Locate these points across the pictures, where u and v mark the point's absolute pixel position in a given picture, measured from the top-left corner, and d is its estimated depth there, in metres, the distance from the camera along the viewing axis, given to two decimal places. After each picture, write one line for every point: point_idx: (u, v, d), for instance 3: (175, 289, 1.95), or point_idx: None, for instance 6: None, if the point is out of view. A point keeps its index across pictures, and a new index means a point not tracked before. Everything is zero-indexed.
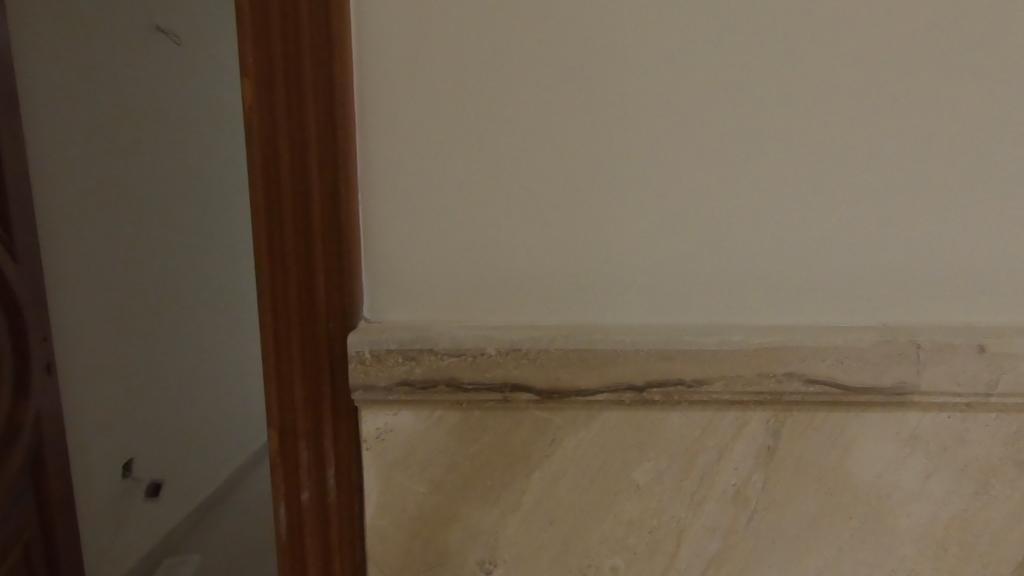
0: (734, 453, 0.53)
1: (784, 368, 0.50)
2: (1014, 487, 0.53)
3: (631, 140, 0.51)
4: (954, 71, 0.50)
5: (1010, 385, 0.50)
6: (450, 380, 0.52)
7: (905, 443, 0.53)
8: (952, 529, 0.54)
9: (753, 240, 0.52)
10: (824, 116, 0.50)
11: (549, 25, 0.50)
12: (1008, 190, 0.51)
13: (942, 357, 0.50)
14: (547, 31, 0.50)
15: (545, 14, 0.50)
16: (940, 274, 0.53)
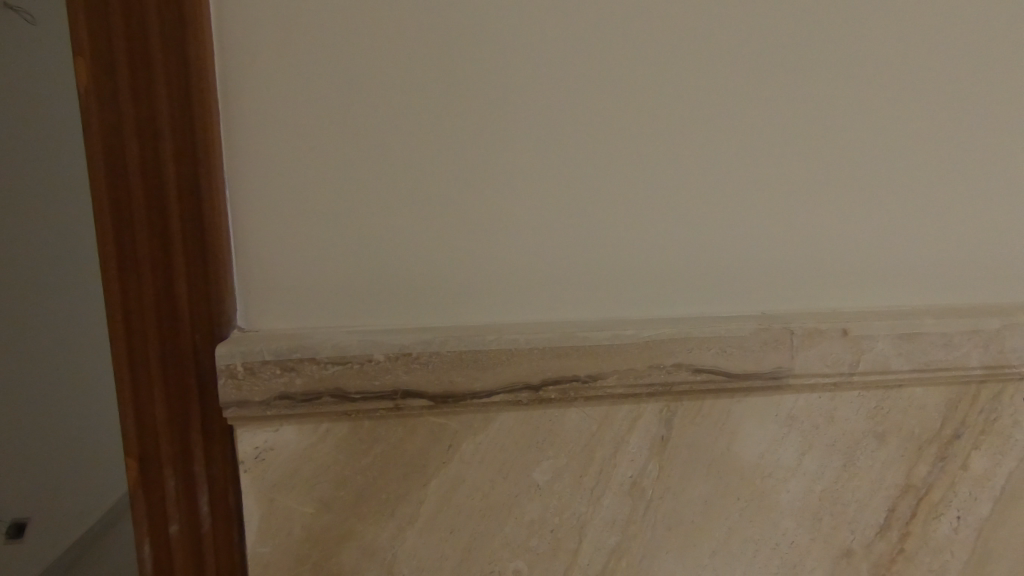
0: (629, 445, 0.54)
1: (672, 359, 0.51)
2: (876, 457, 0.58)
3: (519, 131, 0.50)
4: (822, 69, 0.52)
5: (869, 363, 0.54)
6: (336, 390, 0.49)
7: (783, 424, 0.56)
8: (826, 500, 0.58)
9: (642, 235, 0.53)
10: (704, 111, 0.52)
11: (427, 10, 0.47)
12: (868, 183, 0.55)
13: (812, 341, 0.53)
14: (425, 17, 0.47)
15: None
16: (813, 263, 0.56)
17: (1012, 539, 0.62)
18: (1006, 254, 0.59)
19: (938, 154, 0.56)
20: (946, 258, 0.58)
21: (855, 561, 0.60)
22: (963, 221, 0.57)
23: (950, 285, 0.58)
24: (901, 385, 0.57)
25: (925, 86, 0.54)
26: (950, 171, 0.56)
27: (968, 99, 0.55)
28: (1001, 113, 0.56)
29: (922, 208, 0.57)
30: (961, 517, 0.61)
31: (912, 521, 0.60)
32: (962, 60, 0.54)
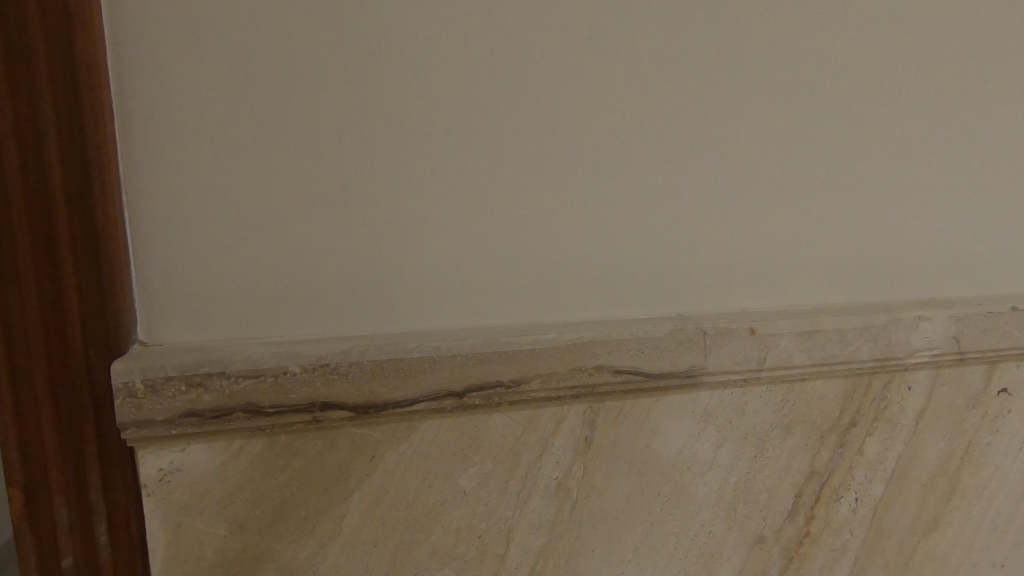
0: (554, 448, 0.55)
1: (593, 361, 0.53)
2: (784, 446, 0.62)
3: (436, 138, 0.50)
4: (729, 81, 0.55)
5: (775, 359, 0.58)
6: (247, 405, 0.47)
7: (700, 420, 0.58)
8: (740, 491, 0.61)
9: (564, 240, 0.54)
10: (619, 118, 0.53)
11: (340, 15, 0.47)
12: (774, 189, 0.59)
13: (724, 340, 0.56)
14: (337, 21, 0.47)
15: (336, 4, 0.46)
16: (725, 267, 0.59)
17: (903, 515, 0.68)
18: (897, 254, 0.64)
19: (835, 162, 0.60)
20: (845, 259, 0.62)
21: (768, 546, 0.64)
22: (859, 225, 0.62)
23: (849, 285, 0.63)
24: (804, 378, 0.61)
25: (823, 98, 0.58)
26: (847, 178, 0.61)
27: (862, 110, 0.60)
28: (891, 124, 0.61)
29: (823, 212, 0.61)
30: (859, 499, 0.66)
31: (817, 504, 0.65)
32: (856, 75, 0.59)
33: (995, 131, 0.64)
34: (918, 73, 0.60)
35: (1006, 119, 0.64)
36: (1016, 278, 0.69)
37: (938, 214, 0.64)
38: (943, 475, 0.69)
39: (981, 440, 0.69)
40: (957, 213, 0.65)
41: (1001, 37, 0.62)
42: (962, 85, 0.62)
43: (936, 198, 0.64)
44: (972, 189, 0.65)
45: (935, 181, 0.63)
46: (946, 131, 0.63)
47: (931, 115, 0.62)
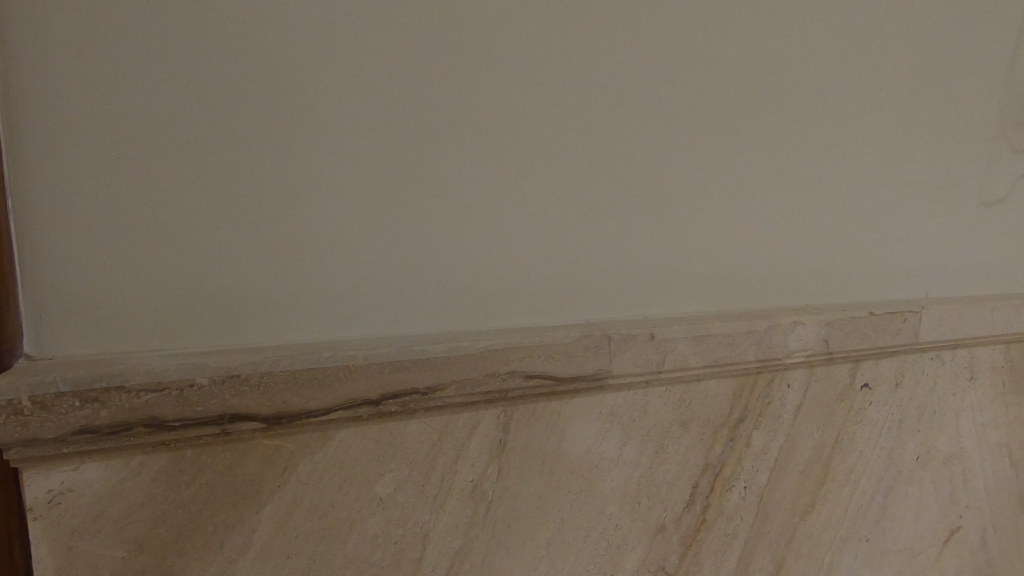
0: (470, 451, 0.57)
1: (507, 367, 0.55)
2: (682, 442, 0.68)
3: (353, 151, 0.52)
4: (630, 107, 0.61)
5: (672, 362, 0.63)
6: (150, 419, 0.45)
7: (606, 420, 0.62)
8: (643, 484, 0.66)
9: (479, 251, 0.57)
10: (530, 138, 0.57)
11: (255, 29, 0.48)
12: (672, 207, 0.64)
13: (627, 345, 0.61)
14: (252, 35, 0.48)
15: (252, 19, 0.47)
16: (629, 278, 0.64)
17: (784, 500, 0.76)
18: (779, 267, 0.72)
19: (726, 183, 0.66)
20: (735, 270, 0.69)
21: (668, 535, 0.69)
22: (746, 239, 0.69)
23: (738, 294, 0.70)
24: (699, 379, 0.67)
25: (715, 125, 0.65)
26: (736, 197, 0.67)
27: (748, 137, 0.67)
28: (772, 151, 0.68)
29: (715, 227, 0.67)
30: (747, 487, 0.73)
31: (711, 494, 0.71)
32: (742, 105, 0.66)
33: (856, 159, 0.74)
34: (794, 106, 0.68)
35: (864, 149, 0.74)
36: (874, 288, 0.79)
37: (812, 232, 0.73)
38: (817, 462, 0.78)
39: (847, 430, 0.79)
40: (827, 230, 0.74)
41: (858, 79, 0.72)
42: (830, 118, 0.71)
43: (810, 216, 0.72)
44: (838, 210, 0.74)
45: (810, 202, 0.72)
46: (818, 157, 0.71)
47: (807, 143, 0.70)
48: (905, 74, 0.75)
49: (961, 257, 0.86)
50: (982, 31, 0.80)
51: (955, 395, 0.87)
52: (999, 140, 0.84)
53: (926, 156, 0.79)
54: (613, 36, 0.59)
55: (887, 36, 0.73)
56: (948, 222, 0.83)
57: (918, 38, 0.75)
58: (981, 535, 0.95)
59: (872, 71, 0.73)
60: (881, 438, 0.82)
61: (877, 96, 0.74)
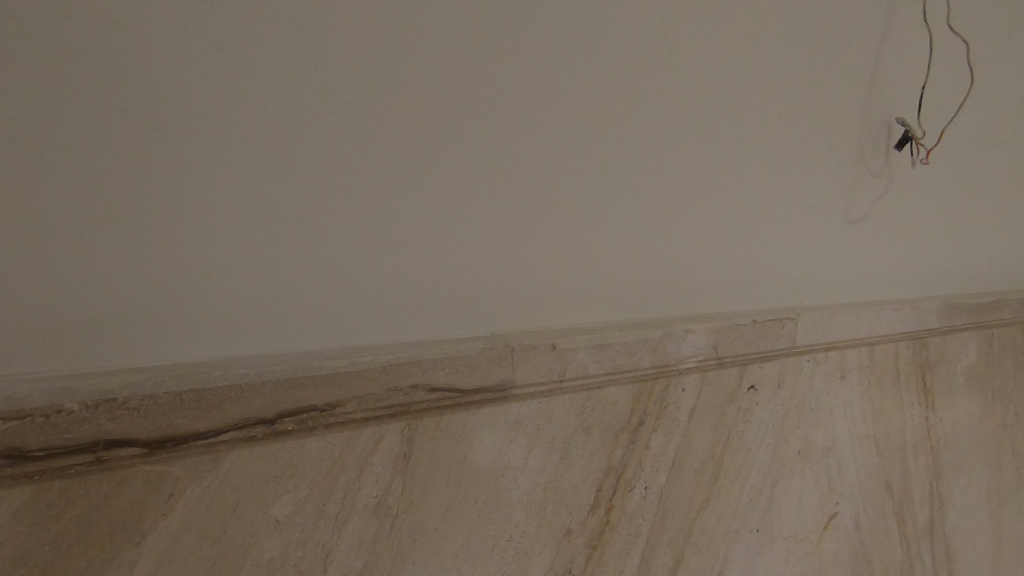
0: (373, 467, 0.56)
1: (408, 381, 0.56)
2: (585, 447, 0.70)
3: (247, 166, 0.51)
4: (530, 126, 0.64)
5: (573, 371, 0.66)
6: (10, 449, 0.42)
7: (511, 429, 0.64)
8: (549, 490, 0.68)
9: (380, 266, 0.58)
10: (432, 154, 0.59)
11: (139, 37, 0.46)
12: (571, 221, 0.68)
13: (529, 356, 0.63)
14: (135, 43, 0.46)
15: (136, 26, 0.46)
16: (532, 291, 0.67)
17: (681, 497, 0.81)
18: (671, 279, 0.77)
19: (621, 200, 0.71)
20: (630, 281, 0.74)
21: (574, 538, 0.71)
22: (641, 252, 0.74)
23: (635, 305, 0.75)
24: (600, 386, 0.70)
25: (610, 147, 0.69)
26: (631, 212, 0.72)
27: (641, 158, 0.72)
28: (663, 172, 0.74)
29: (612, 241, 0.71)
30: (647, 487, 0.77)
31: (614, 495, 0.74)
32: (636, 127, 0.70)
33: (738, 179, 0.81)
34: (682, 131, 0.74)
35: (745, 171, 0.81)
36: (757, 297, 0.87)
37: (701, 247, 0.79)
38: (710, 460, 0.83)
39: (737, 429, 0.85)
40: (714, 244, 0.81)
41: (740, 107, 0.79)
42: (715, 142, 0.77)
43: (698, 231, 0.79)
44: (724, 226, 0.81)
45: (698, 218, 0.78)
46: (704, 177, 0.77)
47: (694, 164, 0.76)
48: (780, 103, 0.83)
49: (830, 268, 0.96)
50: (842, 68, 0.90)
51: (829, 393, 0.96)
52: (858, 165, 0.95)
53: (798, 177, 0.88)
54: (514, 56, 0.61)
55: (765, 68, 0.80)
56: (819, 237, 0.93)
57: (791, 71, 0.83)
58: (855, 519, 1.06)
59: (753, 99, 0.80)
60: (766, 435, 0.89)
61: (757, 123, 0.81)
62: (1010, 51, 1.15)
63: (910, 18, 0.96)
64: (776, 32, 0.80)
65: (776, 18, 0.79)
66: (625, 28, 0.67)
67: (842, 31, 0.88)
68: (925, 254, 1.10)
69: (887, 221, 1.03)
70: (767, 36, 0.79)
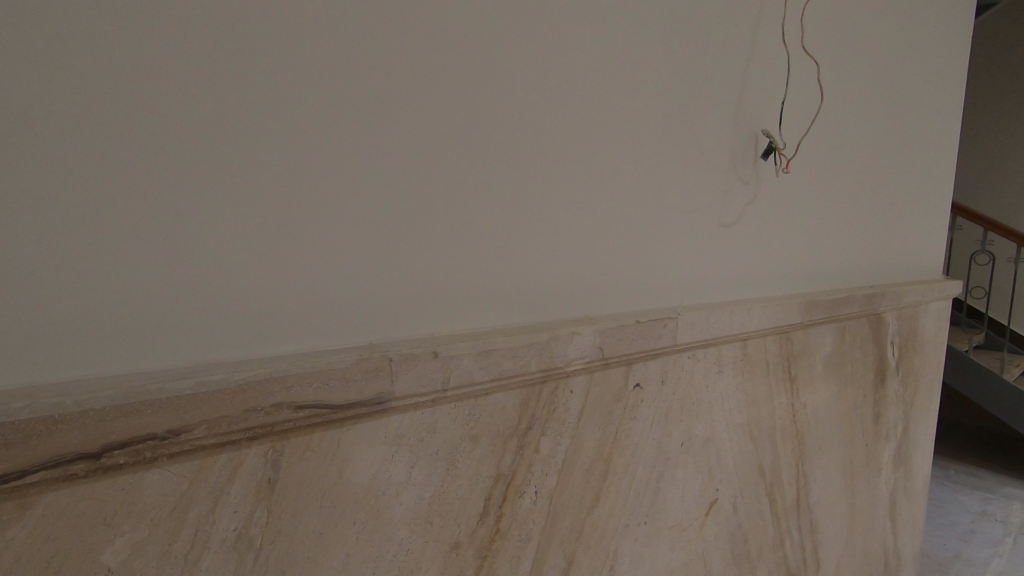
0: (231, 496, 0.51)
1: (270, 400, 0.51)
2: (472, 456, 0.69)
3: (68, 161, 0.44)
4: (407, 125, 0.61)
5: (457, 378, 0.64)
6: None
7: (392, 442, 0.61)
8: (435, 503, 0.66)
9: (238, 273, 0.53)
10: (296, 151, 0.54)
11: None
12: (453, 224, 0.66)
13: (409, 365, 0.60)
14: None
15: None
16: (413, 297, 0.64)
17: (571, 498, 0.82)
18: (558, 282, 0.78)
19: (505, 203, 0.70)
20: (517, 285, 0.73)
21: (462, 550, 0.69)
22: (527, 256, 0.74)
23: (522, 309, 0.74)
24: (486, 392, 0.69)
25: (492, 149, 0.68)
26: (515, 216, 0.72)
27: (523, 161, 0.71)
28: (546, 175, 0.74)
29: (496, 244, 0.70)
30: (538, 491, 0.77)
31: (504, 502, 0.73)
32: (517, 130, 0.70)
33: (619, 184, 0.84)
34: (564, 135, 0.75)
35: (626, 176, 0.84)
36: (641, 298, 0.90)
37: (585, 250, 0.81)
38: (599, 459, 0.85)
39: (624, 426, 0.88)
40: (599, 247, 0.82)
41: (618, 114, 0.82)
42: (595, 146, 0.79)
43: (583, 235, 0.80)
44: (607, 228, 0.83)
45: (582, 221, 0.79)
46: (587, 181, 0.79)
47: (576, 168, 0.77)
48: (656, 112, 0.87)
49: (707, 269, 1.01)
50: (713, 82, 0.96)
51: (708, 387, 1.02)
52: (730, 172, 1.02)
53: (675, 182, 0.92)
54: (386, 53, 0.59)
55: (639, 79, 0.84)
56: (695, 239, 0.98)
57: (664, 82, 0.88)
58: (733, 502, 1.13)
59: (629, 107, 0.83)
60: (652, 431, 0.93)
61: (634, 130, 0.84)
62: (852, 74, 1.30)
63: (770, 39, 1.05)
64: (647, 45, 0.84)
65: (646, 32, 0.84)
66: (500, 32, 0.67)
67: (709, 47, 0.94)
68: (790, 254, 1.21)
69: (756, 224, 1.11)
70: (640, 48, 0.83)
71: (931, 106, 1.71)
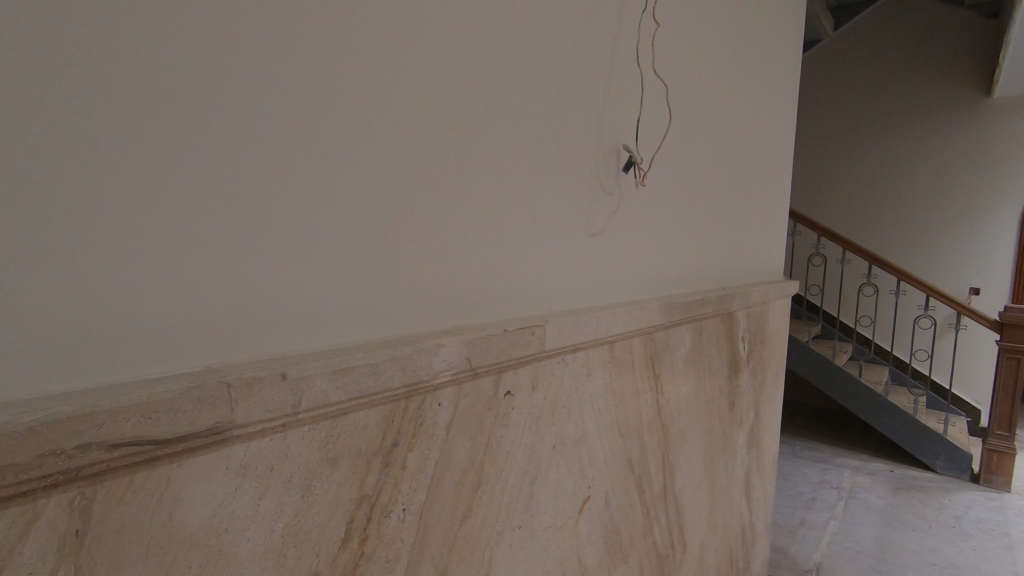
0: (25, 556, 0.44)
1: (75, 441, 0.45)
2: (331, 480, 0.65)
3: None
4: (247, 133, 0.57)
5: (310, 400, 0.61)
6: None
7: (235, 474, 0.56)
8: (288, 535, 0.62)
9: (39, 298, 0.45)
10: (109, 156, 0.48)
11: None
12: (305, 235, 0.63)
13: (252, 390, 0.56)
14: None
15: None
16: (258, 316, 0.60)
17: (442, 512, 0.81)
18: (422, 294, 0.77)
19: (363, 215, 0.69)
20: (377, 299, 0.71)
21: None
22: (387, 269, 0.72)
23: (383, 323, 0.73)
24: (346, 411, 0.66)
25: (345, 159, 0.66)
26: (374, 228, 0.70)
27: (381, 172, 0.70)
28: (406, 187, 0.73)
29: (353, 258, 0.68)
30: (406, 508, 0.75)
31: (368, 524, 0.70)
32: (374, 140, 0.69)
33: (483, 196, 0.85)
34: (423, 147, 0.75)
35: (490, 187, 0.86)
36: (509, 307, 0.92)
37: (449, 262, 0.81)
38: (471, 469, 0.85)
39: (496, 434, 0.89)
40: (464, 257, 0.83)
41: (479, 127, 0.83)
42: (456, 158, 0.80)
43: (448, 245, 0.80)
44: (472, 239, 0.84)
45: (446, 232, 0.80)
46: (451, 193, 0.80)
47: (439, 178, 0.78)
48: (517, 126, 0.90)
49: (574, 276, 1.06)
50: (574, 98, 1.01)
51: (578, 389, 1.07)
52: (593, 184, 1.08)
53: (539, 194, 0.95)
54: (219, 52, 0.54)
55: (500, 93, 0.86)
56: (561, 248, 1.02)
57: (525, 97, 0.91)
58: (605, 497, 1.19)
59: (491, 119, 0.85)
60: (524, 436, 0.95)
61: (497, 143, 0.86)
62: (700, 96, 1.43)
63: (626, 60, 1.13)
64: (506, 60, 0.86)
65: (505, 49, 0.86)
66: (352, 38, 0.66)
67: (568, 65, 0.99)
68: (651, 260, 1.30)
69: (619, 233, 1.18)
70: (500, 64, 0.86)
71: (769, 126, 1.93)
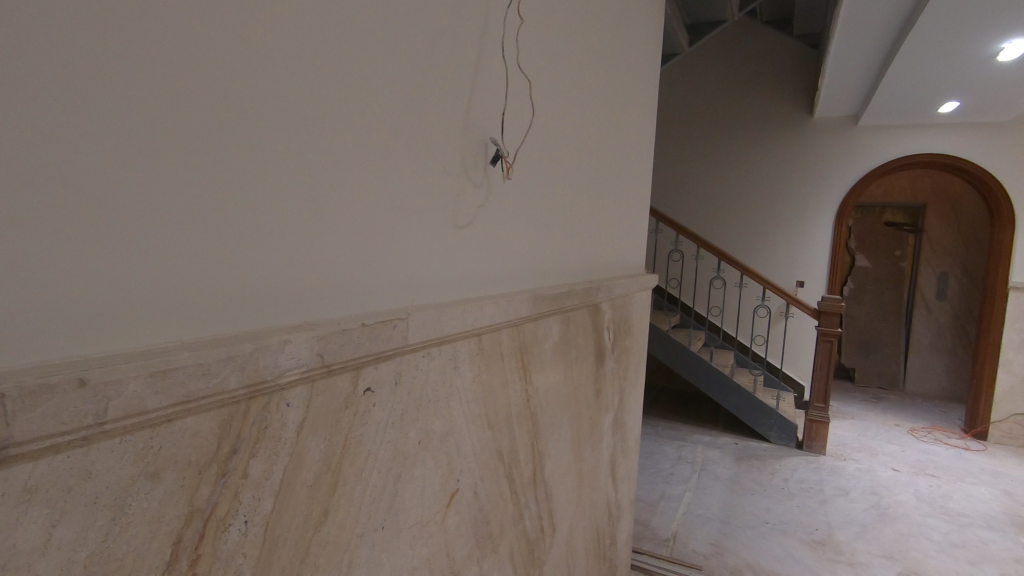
0: None
1: None
2: (152, 497, 0.57)
3: None
4: (36, 97, 0.48)
5: (119, 408, 0.53)
6: None
7: (17, 500, 0.47)
8: (95, 564, 0.53)
9: None
10: None
11: None
12: (115, 219, 0.55)
13: (35, 400, 0.47)
14: None
15: None
16: (55, 314, 0.51)
17: (292, 520, 0.75)
18: (265, 287, 0.71)
19: (192, 196, 0.61)
20: (212, 292, 0.64)
21: None
22: (224, 259, 0.65)
23: (217, 319, 0.65)
24: (169, 418, 0.58)
25: (169, 135, 0.58)
26: (206, 213, 0.63)
27: (215, 153, 0.63)
28: (246, 170, 0.67)
29: (181, 246, 0.61)
30: (248, 520, 0.69)
31: (200, 542, 0.63)
32: (206, 114, 0.62)
33: (338, 181, 0.80)
34: (267, 127, 0.69)
35: (347, 174, 0.82)
36: (368, 301, 0.88)
37: (299, 252, 0.75)
38: (326, 472, 0.80)
39: (353, 434, 0.84)
40: (315, 247, 0.78)
41: (332, 108, 0.78)
42: (306, 140, 0.75)
43: (295, 234, 0.74)
44: (325, 228, 0.79)
45: (293, 220, 0.74)
46: (299, 177, 0.74)
47: (286, 162, 0.72)
48: (376, 111, 0.86)
49: (439, 267, 1.04)
50: (439, 87, 0.99)
51: (444, 383, 1.05)
52: (459, 175, 1.06)
53: (400, 182, 0.92)
54: None
55: (356, 74, 0.82)
56: (426, 239, 1.00)
57: (384, 81, 0.87)
58: (474, 488, 1.20)
59: (346, 101, 0.81)
60: (386, 434, 0.91)
61: (353, 126, 0.82)
62: (564, 94, 1.48)
63: (492, 52, 1.13)
64: (362, 39, 0.82)
65: (362, 28, 0.82)
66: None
67: (432, 51, 0.97)
68: (518, 253, 1.32)
69: (487, 225, 1.18)
70: (356, 43, 0.81)
71: (630, 128, 2.06)
